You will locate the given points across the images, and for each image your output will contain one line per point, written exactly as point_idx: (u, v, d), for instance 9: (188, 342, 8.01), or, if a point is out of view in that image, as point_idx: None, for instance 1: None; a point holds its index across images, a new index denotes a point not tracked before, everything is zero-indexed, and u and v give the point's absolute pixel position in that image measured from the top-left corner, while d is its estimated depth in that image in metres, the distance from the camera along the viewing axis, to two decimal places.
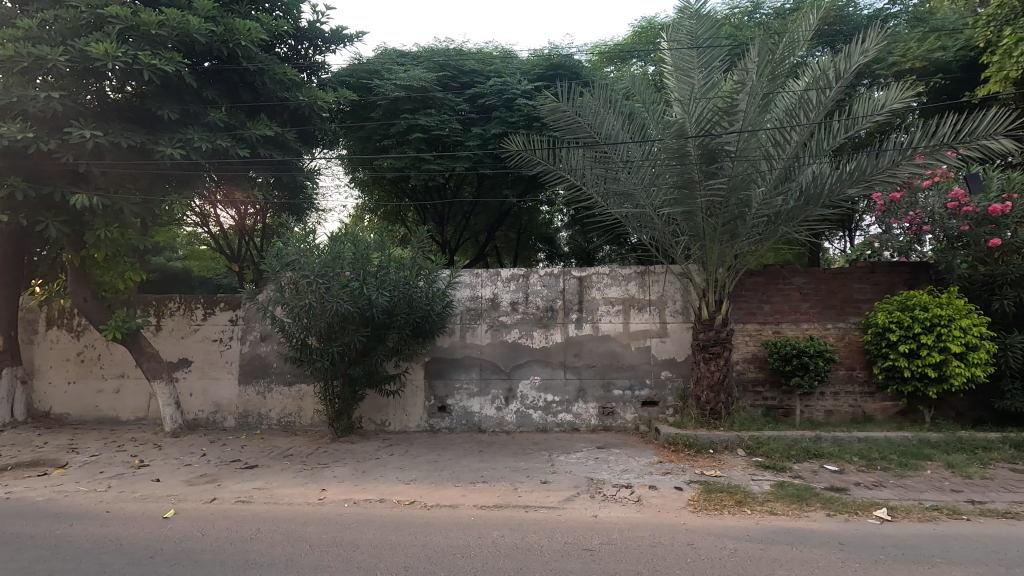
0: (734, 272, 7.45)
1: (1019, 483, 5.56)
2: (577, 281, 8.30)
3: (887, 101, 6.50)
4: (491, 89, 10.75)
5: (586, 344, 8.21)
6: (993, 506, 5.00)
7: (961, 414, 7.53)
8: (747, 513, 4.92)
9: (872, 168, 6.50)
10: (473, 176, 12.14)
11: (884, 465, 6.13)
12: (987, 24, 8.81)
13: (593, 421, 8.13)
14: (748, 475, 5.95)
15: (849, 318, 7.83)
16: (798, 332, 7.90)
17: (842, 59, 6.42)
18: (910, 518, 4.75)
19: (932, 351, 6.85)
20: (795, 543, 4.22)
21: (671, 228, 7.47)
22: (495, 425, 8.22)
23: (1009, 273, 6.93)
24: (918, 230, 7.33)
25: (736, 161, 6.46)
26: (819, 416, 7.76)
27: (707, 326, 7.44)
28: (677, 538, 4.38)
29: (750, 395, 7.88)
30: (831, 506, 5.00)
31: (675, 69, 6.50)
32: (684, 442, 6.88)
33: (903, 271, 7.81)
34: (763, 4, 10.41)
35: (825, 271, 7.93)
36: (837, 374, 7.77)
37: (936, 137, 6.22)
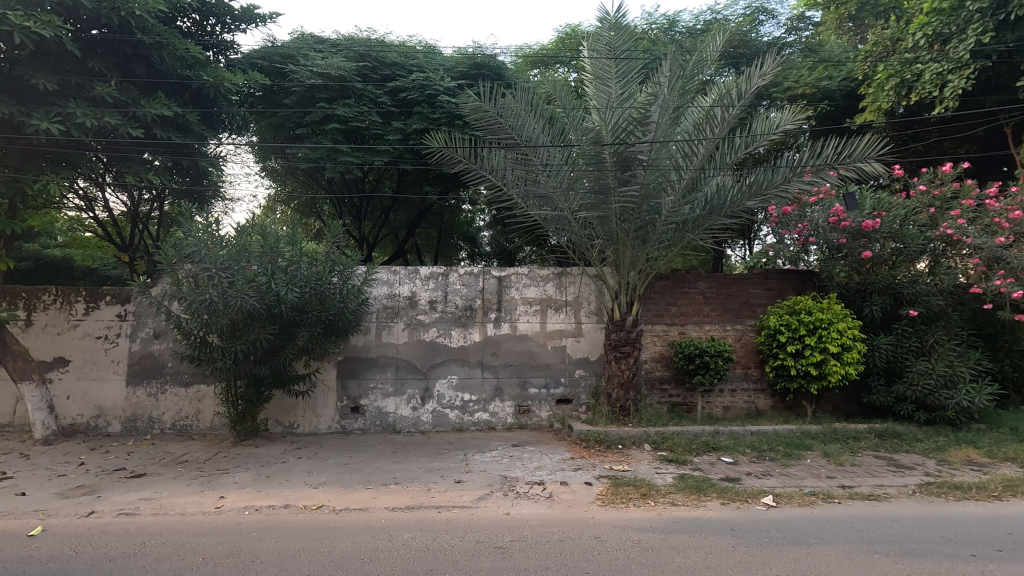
0: (644, 275, 7.81)
1: (881, 469, 6.28)
2: (496, 281, 8.35)
3: (781, 122, 7.12)
4: (412, 83, 10.53)
5: (504, 344, 8.28)
6: (859, 489, 5.61)
7: (836, 408, 8.37)
8: (651, 505, 5.18)
9: (767, 183, 7.04)
10: (394, 172, 12.05)
11: (772, 456, 6.69)
12: (865, 60, 9.92)
13: (509, 420, 8.21)
14: (653, 469, 6.27)
15: (745, 321, 8.47)
16: (701, 333, 8.43)
17: (743, 80, 6.94)
18: (791, 504, 5.21)
19: (814, 351, 7.57)
20: (692, 532, 4.49)
21: (587, 232, 7.73)
22: (410, 426, 8.09)
23: (877, 283, 7.80)
24: (805, 241, 8.06)
25: (648, 170, 6.77)
26: (718, 411, 8.32)
27: (619, 327, 7.75)
28: (585, 532, 4.51)
29: (657, 393, 8.32)
30: (725, 495, 5.38)
31: (594, 77, 6.74)
32: (595, 439, 7.13)
33: (793, 278, 8.55)
34: (678, 22, 11.01)
35: (726, 277, 8.51)
36: (735, 372, 8.38)
37: (820, 158, 6.87)
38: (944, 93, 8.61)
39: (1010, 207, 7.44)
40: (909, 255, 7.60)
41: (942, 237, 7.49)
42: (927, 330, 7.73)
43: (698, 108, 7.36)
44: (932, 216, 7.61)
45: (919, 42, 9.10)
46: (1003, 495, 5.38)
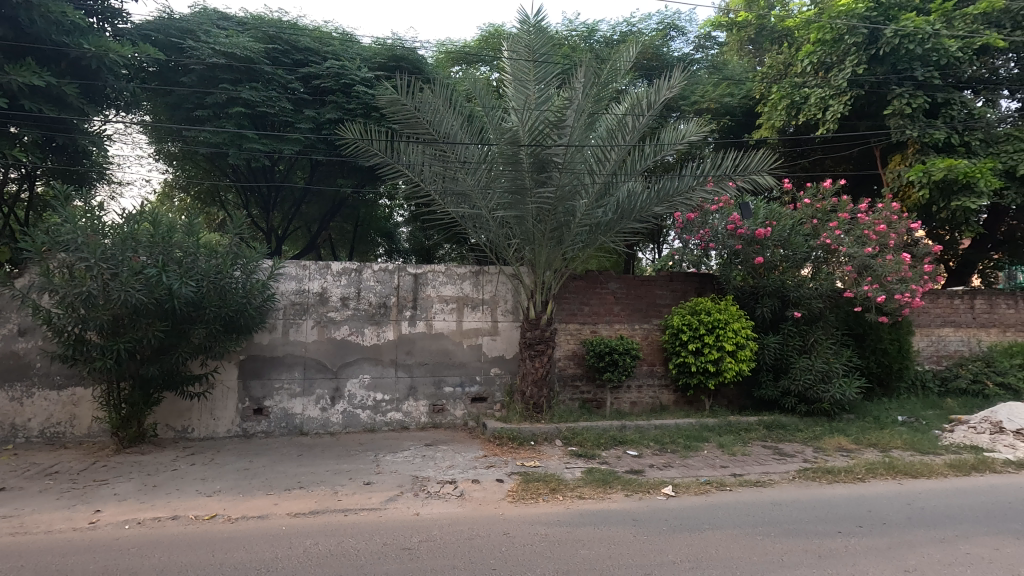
0: (559, 275, 8.00)
1: (767, 457, 6.84)
2: (412, 278, 8.21)
3: (687, 133, 7.56)
4: (327, 71, 10.10)
5: (419, 342, 8.16)
6: (748, 477, 6.08)
7: (731, 401, 9.03)
8: (559, 499, 5.31)
9: (674, 190, 7.43)
10: (306, 162, 11.51)
11: (673, 448, 7.09)
12: (762, 81, 10.85)
13: (423, 419, 8.10)
14: (563, 464, 6.44)
15: (652, 320, 8.93)
16: (611, 332, 8.76)
17: (653, 91, 7.28)
18: (688, 493, 5.55)
19: (712, 349, 8.13)
20: (597, 524, 4.65)
21: (505, 231, 7.81)
22: (318, 427, 7.76)
23: (767, 286, 8.49)
24: (706, 246, 8.63)
25: (564, 173, 6.94)
26: (625, 406, 8.70)
27: (534, 325, 7.89)
28: (494, 529, 4.55)
29: (569, 390, 8.56)
30: (629, 487, 5.64)
31: (513, 78, 6.82)
32: (508, 436, 7.20)
33: (694, 281, 9.15)
34: (596, 31, 11.34)
35: (635, 278, 8.92)
36: (641, 369, 8.80)
37: (720, 168, 7.36)
38: (826, 117, 9.62)
39: (877, 220, 8.33)
40: (795, 262, 8.33)
41: (823, 246, 8.25)
42: (808, 330, 8.52)
43: (612, 115, 7.64)
44: (815, 227, 8.37)
45: (806, 68, 10.15)
46: (866, 477, 6.05)
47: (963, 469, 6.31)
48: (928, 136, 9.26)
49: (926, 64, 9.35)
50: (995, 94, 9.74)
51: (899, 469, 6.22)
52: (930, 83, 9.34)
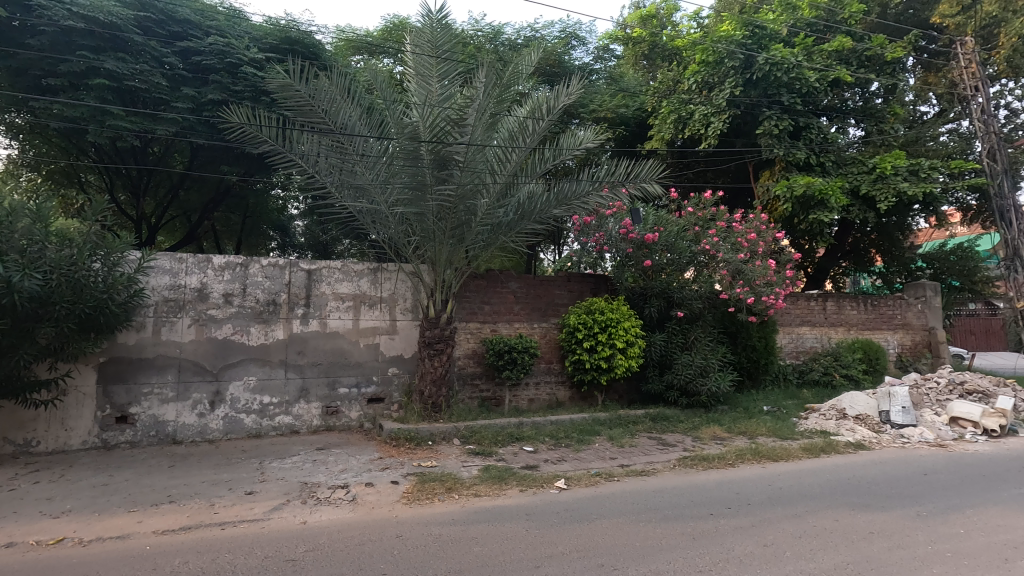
0: (460, 274, 8.00)
1: (652, 447, 7.31)
2: (305, 274, 7.80)
3: (584, 140, 7.86)
4: (210, 47, 9.30)
5: (311, 342, 7.77)
6: (634, 467, 6.46)
7: (621, 396, 9.54)
8: (455, 498, 5.30)
9: (571, 194, 7.70)
10: (186, 145, 10.52)
11: (567, 442, 7.36)
12: (654, 94, 11.64)
13: (315, 422, 7.72)
14: (460, 463, 6.44)
15: (550, 319, 9.22)
16: (511, 331, 8.93)
17: (553, 96, 7.47)
18: (580, 485, 5.79)
19: (605, 347, 8.53)
20: (490, 521, 4.69)
21: (404, 227, 7.67)
22: (195, 435, 7.13)
23: (655, 287, 9.09)
24: (601, 249, 9.08)
25: (464, 171, 6.93)
26: (523, 403, 8.89)
27: (433, 324, 7.80)
28: (386, 533, 4.44)
29: (469, 388, 8.59)
30: (523, 483, 5.76)
31: (416, 73, 6.70)
32: (405, 437, 7.07)
33: (590, 282, 9.58)
34: (501, 34, 11.46)
35: (534, 278, 9.17)
36: (539, 367, 9.06)
37: (614, 176, 7.74)
38: (708, 132, 10.44)
39: (749, 229, 9.19)
40: (679, 265, 8.98)
41: (704, 251, 8.95)
42: (689, 329, 9.23)
43: (513, 118, 7.76)
44: (697, 233, 9.06)
45: (691, 86, 10.98)
46: (736, 463, 6.66)
47: (814, 452, 7.14)
48: (792, 155, 10.38)
49: (791, 91, 10.44)
50: (844, 122, 11.14)
51: (763, 454, 6.91)
52: (794, 108, 10.46)
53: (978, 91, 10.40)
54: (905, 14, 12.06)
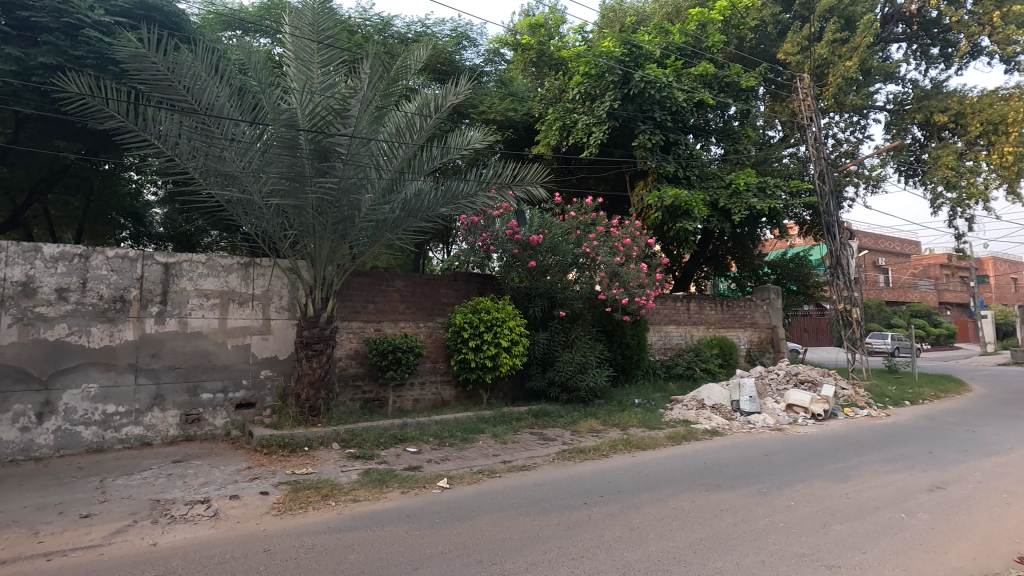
0: (342, 271, 7.66)
1: (533, 442, 7.56)
2: (162, 268, 7.03)
3: (472, 141, 7.90)
4: (42, 4, 8.04)
5: (168, 343, 7.01)
6: (516, 462, 6.64)
7: (506, 394, 9.75)
8: (331, 505, 5.06)
9: (459, 193, 7.66)
10: (9, 114, 8.98)
11: (451, 441, 7.36)
12: (540, 101, 12.14)
13: (172, 432, 6.96)
14: (339, 468, 6.17)
15: (436, 318, 9.17)
16: (395, 330, 8.76)
17: (441, 94, 7.42)
18: (462, 483, 5.81)
19: (490, 346, 8.67)
20: (370, 526, 4.56)
21: (280, 221, 7.22)
22: (16, 453, 6.10)
23: (540, 287, 9.39)
24: (487, 249, 9.20)
25: (347, 165, 6.65)
26: (408, 404, 8.75)
27: (312, 323, 7.39)
28: (253, 548, 4.13)
29: (350, 390, 8.27)
30: (405, 485, 5.66)
31: (294, 57, 6.33)
32: (278, 443, 6.63)
33: (477, 281, 9.68)
34: (391, 25, 11.15)
35: (420, 277, 9.09)
36: (424, 366, 8.98)
37: (500, 178, 7.86)
38: (589, 141, 11.20)
39: (626, 234, 9.78)
40: (562, 266, 9.36)
41: (585, 254, 9.41)
42: (571, 328, 9.65)
43: (400, 113, 7.59)
44: (579, 236, 9.49)
45: (575, 96, 11.58)
46: (609, 453, 7.09)
47: (677, 440, 7.82)
48: (662, 168, 11.28)
49: (663, 108, 11.34)
50: (706, 140, 12.34)
51: (633, 444, 7.43)
52: (665, 125, 11.38)
53: (811, 121, 12.03)
54: (758, 48, 13.62)
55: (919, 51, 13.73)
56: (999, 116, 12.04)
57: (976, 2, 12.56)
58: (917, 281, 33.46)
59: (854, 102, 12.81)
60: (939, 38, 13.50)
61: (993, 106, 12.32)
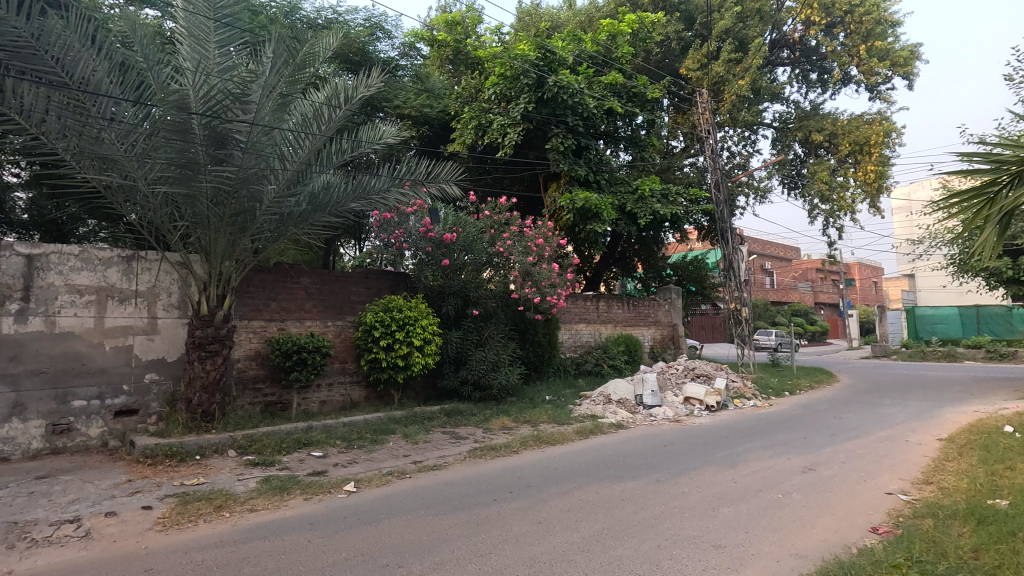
0: (241, 266, 7.19)
1: (445, 442, 7.52)
2: (24, 261, 6.25)
3: (384, 135, 7.72)
4: None
5: (31, 345, 6.23)
6: (427, 462, 6.57)
7: (418, 393, 9.62)
8: (225, 517, 4.73)
9: (370, 188, 7.41)
10: None
11: (359, 444, 7.14)
12: (456, 99, 12.14)
13: (35, 445, 6.18)
14: (235, 477, 5.78)
15: (345, 317, 8.86)
16: (301, 329, 8.36)
17: (352, 85, 7.18)
18: (370, 486, 5.65)
19: (402, 345, 8.50)
20: (268, 536, 4.31)
21: (169, 211, 6.64)
22: None
23: (453, 286, 9.36)
24: (400, 246, 9.05)
25: (247, 153, 6.25)
26: (314, 406, 8.38)
27: (206, 322, 6.86)
28: (132, 568, 3.76)
29: (249, 393, 7.78)
30: (307, 491, 5.41)
31: (187, 34, 5.85)
32: (164, 453, 6.09)
33: (389, 279, 9.48)
34: (299, 9, 10.62)
35: (328, 274, 8.75)
36: (332, 367, 8.65)
37: (414, 174, 7.73)
38: (504, 142, 11.35)
39: (538, 235, 9.96)
40: (476, 265, 9.38)
41: (498, 253, 9.49)
42: (484, 326, 9.71)
43: (308, 102, 7.26)
44: (493, 236, 9.55)
45: (491, 96, 11.70)
46: (519, 450, 7.21)
47: (585, 434, 8.11)
48: (574, 171, 11.64)
49: (576, 114, 11.70)
50: (615, 147, 12.90)
51: (543, 440, 7.61)
52: (577, 130, 11.76)
53: (709, 134, 12.91)
54: (663, 61, 14.43)
55: (801, 75, 15.18)
56: (864, 138, 13.70)
57: (847, 35, 14.09)
58: (797, 283, 37.08)
59: (746, 118, 13.92)
60: (817, 65, 14.98)
61: (859, 129, 13.93)
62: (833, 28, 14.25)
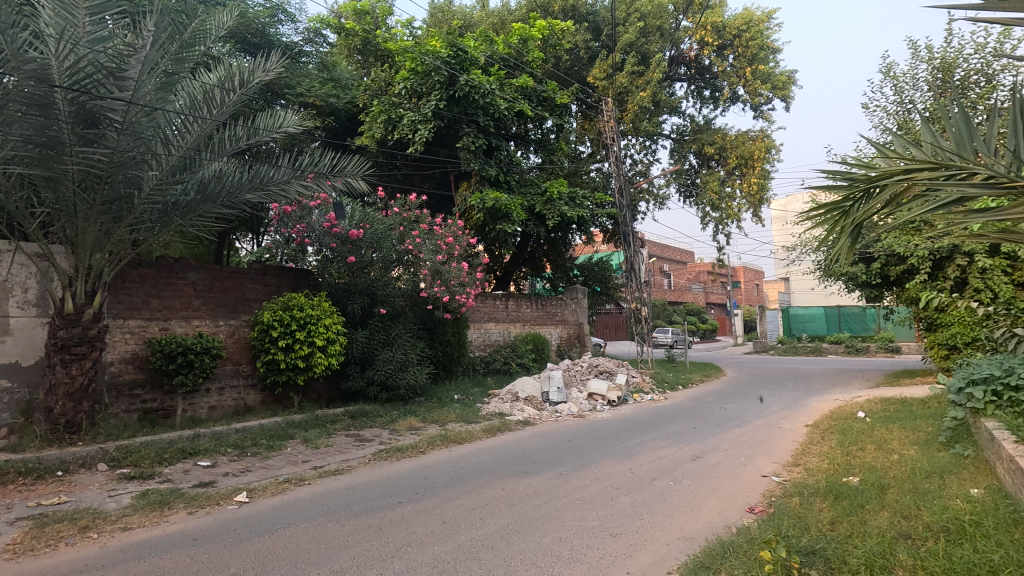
0: (116, 260, 6.51)
1: (348, 445, 7.27)
2: None
3: (284, 123, 7.33)
4: None
5: None
6: (328, 467, 6.31)
7: (320, 396, 9.22)
8: (92, 538, 4.24)
9: (268, 178, 6.97)
10: None
11: (254, 451, 6.70)
12: (364, 91, 11.82)
13: None
14: (105, 493, 5.20)
15: (239, 316, 8.29)
16: (187, 329, 7.71)
17: (248, 68, 6.74)
18: (264, 495, 5.33)
19: (303, 345, 8.09)
20: (145, 556, 3.92)
21: (26, 195, 5.88)
22: None
23: (359, 284, 9.08)
24: (302, 242, 8.65)
25: (123, 135, 5.66)
26: (202, 413, 7.75)
27: (72, 322, 6.10)
28: None
29: (125, 400, 7.05)
30: (192, 504, 5.00)
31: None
32: (17, 470, 5.36)
33: (289, 276, 9.02)
34: None
35: (220, 269, 8.16)
36: (224, 369, 8.06)
37: (318, 166, 7.41)
38: (414, 138, 11.20)
39: (448, 233, 9.86)
40: (384, 263, 9.13)
41: (407, 251, 9.26)
42: (392, 326, 9.48)
43: (197, 83, 6.73)
44: (402, 233, 9.33)
45: (401, 91, 11.52)
46: (426, 450, 7.13)
47: (492, 432, 8.19)
48: (484, 171, 11.67)
49: (487, 114, 11.77)
50: (525, 148, 13.13)
51: (450, 439, 7.59)
52: (488, 130, 11.83)
53: (613, 142, 13.49)
54: (572, 69, 14.91)
55: (696, 91, 16.30)
56: (749, 152, 15.02)
57: (735, 57, 15.33)
58: (691, 285, 39.86)
59: (647, 128, 14.72)
60: (709, 83, 16.13)
61: (745, 144, 15.23)
62: (724, 49, 15.44)
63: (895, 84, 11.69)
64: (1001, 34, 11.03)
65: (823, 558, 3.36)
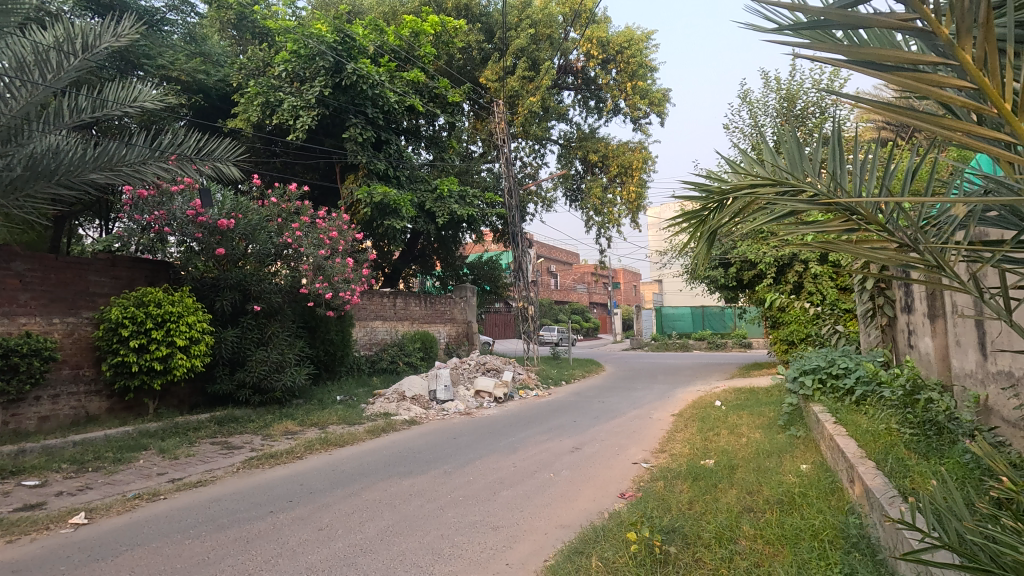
0: None
1: (213, 454, 6.66)
2: None
3: (139, 97, 6.60)
4: None
5: None
6: (188, 479, 5.73)
7: (181, 401, 8.36)
8: None
9: (118, 157, 6.19)
10: None
11: (96, 465, 5.90)
12: (238, 70, 10.94)
13: None
14: None
15: (80, 313, 7.27)
16: (10, 328, 6.57)
17: (93, 31, 6.00)
18: (108, 515, 4.71)
19: (160, 345, 7.25)
20: None
21: None
22: None
23: (229, 278, 8.37)
24: (161, 230, 7.79)
25: None
26: (29, 425, 6.67)
27: None
28: None
29: None
30: (13, 531, 4.28)
31: None
32: None
33: (145, 268, 8.13)
34: None
35: (57, 259, 7.10)
36: (60, 374, 7.02)
37: (181, 147, 6.73)
38: (296, 124, 10.60)
39: (332, 227, 9.32)
40: (258, 256, 8.49)
41: (286, 245, 8.70)
42: (267, 324, 8.82)
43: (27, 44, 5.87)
44: (280, 225, 8.74)
45: (281, 73, 10.84)
46: (304, 455, 6.75)
47: (376, 432, 7.96)
48: (372, 164, 11.32)
49: (376, 106, 11.38)
50: (416, 143, 12.92)
51: (330, 442, 7.25)
52: (377, 122, 11.46)
53: (504, 143, 13.69)
54: (464, 68, 14.96)
55: (582, 101, 17.06)
56: (628, 162, 16.08)
57: (617, 71, 16.30)
58: (575, 285, 41.83)
59: (536, 132, 15.20)
60: (594, 94, 16.92)
61: (625, 153, 16.27)
62: (608, 63, 16.36)
63: (750, 109, 13.14)
64: (832, 73, 12.83)
65: (682, 535, 3.69)
